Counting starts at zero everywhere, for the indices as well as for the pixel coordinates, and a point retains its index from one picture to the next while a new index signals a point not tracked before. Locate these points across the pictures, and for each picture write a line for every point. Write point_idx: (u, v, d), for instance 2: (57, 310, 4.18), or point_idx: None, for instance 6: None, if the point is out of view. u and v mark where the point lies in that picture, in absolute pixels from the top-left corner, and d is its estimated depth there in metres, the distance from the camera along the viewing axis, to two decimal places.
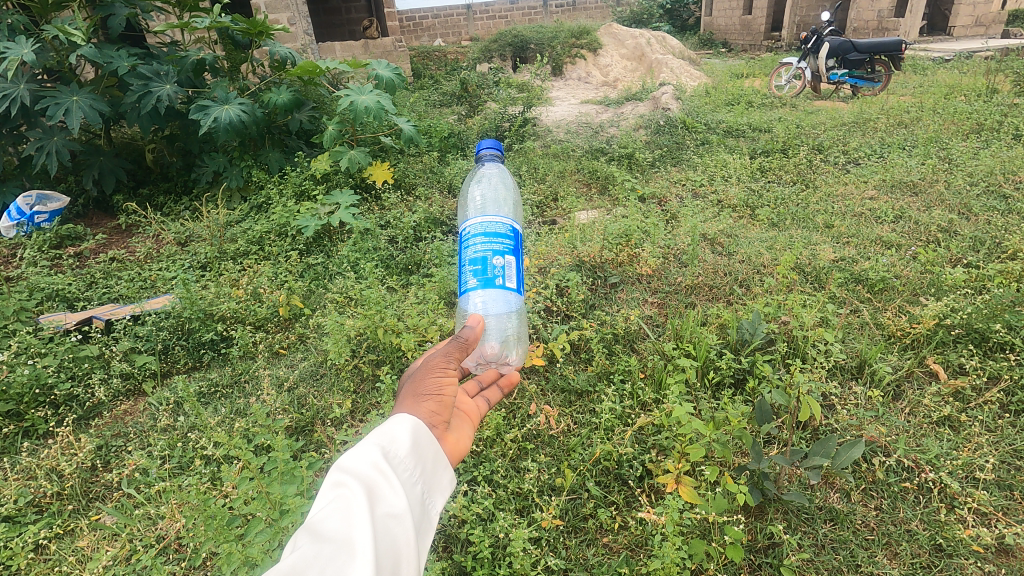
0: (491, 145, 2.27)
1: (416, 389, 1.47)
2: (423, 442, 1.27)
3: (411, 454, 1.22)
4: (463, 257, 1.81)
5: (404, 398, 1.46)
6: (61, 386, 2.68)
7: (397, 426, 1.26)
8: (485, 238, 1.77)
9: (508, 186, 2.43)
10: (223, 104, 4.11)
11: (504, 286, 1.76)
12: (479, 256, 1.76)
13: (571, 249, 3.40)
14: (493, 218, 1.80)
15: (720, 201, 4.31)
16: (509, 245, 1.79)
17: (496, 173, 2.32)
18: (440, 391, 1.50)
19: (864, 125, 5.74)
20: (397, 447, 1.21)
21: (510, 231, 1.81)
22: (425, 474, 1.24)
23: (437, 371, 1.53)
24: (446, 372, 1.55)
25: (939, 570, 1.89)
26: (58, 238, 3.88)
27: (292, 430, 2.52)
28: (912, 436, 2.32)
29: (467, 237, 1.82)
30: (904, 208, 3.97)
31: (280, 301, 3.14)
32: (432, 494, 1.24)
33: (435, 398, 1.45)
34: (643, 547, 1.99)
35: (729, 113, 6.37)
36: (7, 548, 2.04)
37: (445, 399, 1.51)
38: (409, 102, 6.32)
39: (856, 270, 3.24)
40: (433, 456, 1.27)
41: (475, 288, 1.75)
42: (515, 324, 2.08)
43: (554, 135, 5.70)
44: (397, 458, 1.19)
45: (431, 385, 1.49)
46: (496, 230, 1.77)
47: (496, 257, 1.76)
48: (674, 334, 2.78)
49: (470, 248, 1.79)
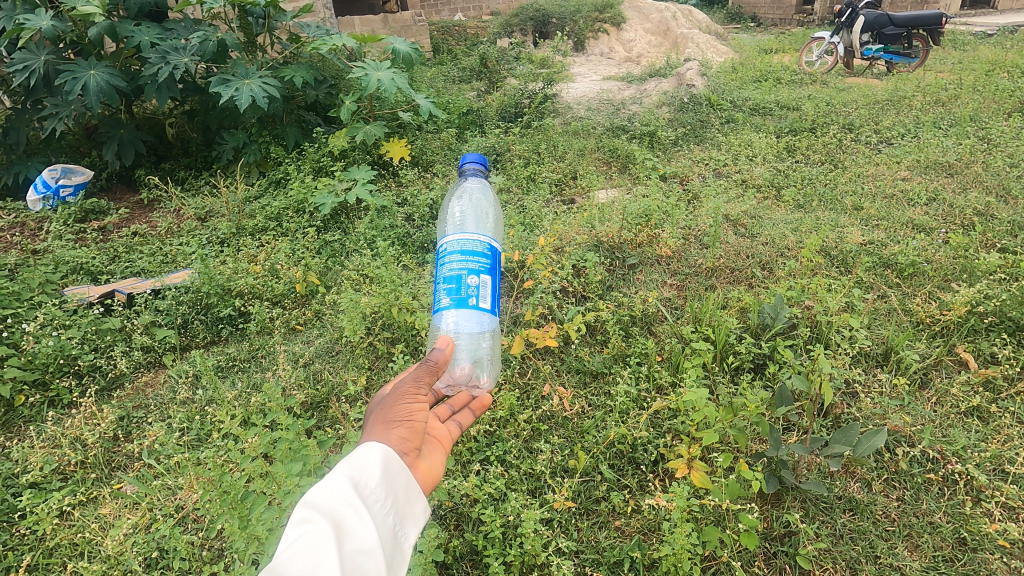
0: (476, 161, 2.45)
1: (386, 415, 1.46)
2: (394, 471, 1.26)
3: (381, 484, 1.22)
4: (439, 274, 1.87)
5: (373, 425, 1.44)
6: (85, 357, 2.73)
7: (368, 456, 1.26)
8: (461, 256, 1.82)
9: (494, 199, 2.57)
10: (242, 79, 4.08)
11: (478, 307, 1.80)
12: (455, 274, 1.82)
13: (589, 229, 3.32)
14: (471, 236, 1.86)
15: (744, 180, 4.18)
16: (485, 264, 1.85)
17: (478, 187, 2.44)
18: (410, 417, 1.49)
19: (899, 102, 5.51)
20: (367, 477, 1.21)
21: (486, 252, 1.86)
22: (397, 504, 1.23)
23: (406, 397, 1.53)
24: (416, 398, 1.54)
25: (962, 563, 1.84)
26: (82, 212, 3.93)
27: (307, 405, 2.54)
28: (939, 426, 2.25)
29: (444, 255, 1.88)
30: (938, 190, 3.82)
31: (296, 277, 3.14)
32: (405, 524, 1.23)
33: (405, 424, 1.44)
34: (656, 531, 1.97)
35: (756, 90, 6.16)
36: (34, 513, 2.11)
37: (415, 425, 1.50)
38: (427, 77, 6.23)
39: (885, 254, 3.13)
40: (405, 484, 1.27)
41: (448, 306, 1.80)
42: (488, 345, 2.09)
43: (574, 112, 5.58)
44: (368, 489, 1.19)
45: (400, 412, 1.48)
46: (473, 249, 1.83)
47: (471, 276, 1.81)
48: (693, 317, 2.72)
49: (446, 265, 1.85)
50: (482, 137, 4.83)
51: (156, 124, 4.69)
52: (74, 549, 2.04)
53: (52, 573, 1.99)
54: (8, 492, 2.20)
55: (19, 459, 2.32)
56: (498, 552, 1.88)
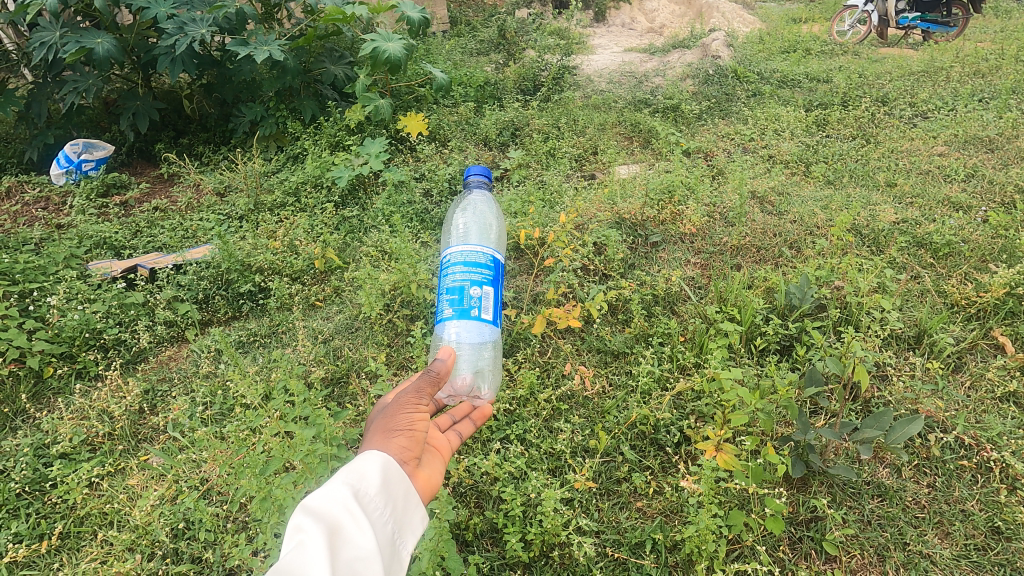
0: (481, 173, 2.58)
1: (388, 424, 1.47)
2: (393, 479, 1.27)
3: (381, 492, 1.23)
4: (443, 285, 2.02)
5: (374, 434, 1.45)
6: (109, 331, 2.77)
7: (367, 463, 1.27)
8: (464, 267, 1.97)
9: (495, 211, 2.74)
10: (259, 46, 4.01)
11: (479, 317, 1.95)
12: (458, 285, 1.97)
13: (611, 206, 3.24)
14: (474, 249, 2.01)
15: (771, 155, 4.04)
16: (486, 277, 1.99)
17: (482, 199, 2.65)
18: (412, 426, 1.50)
19: (936, 73, 5.26)
20: (367, 485, 1.22)
21: (489, 262, 2.01)
22: (396, 513, 1.24)
23: (408, 407, 1.54)
24: (418, 408, 1.55)
25: (994, 553, 1.82)
26: (104, 186, 3.94)
27: (327, 381, 2.55)
28: (973, 412, 2.19)
29: (448, 266, 2.03)
30: (977, 166, 3.67)
31: (315, 254, 3.13)
32: (403, 533, 1.24)
33: (406, 433, 1.45)
34: (678, 513, 1.96)
35: (785, 61, 5.92)
36: (65, 483, 2.16)
37: (417, 434, 1.50)
38: (444, 48, 6.09)
39: (919, 233, 3.01)
40: (403, 493, 1.28)
41: (451, 316, 1.95)
42: (490, 356, 2.17)
43: (595, 85, 5.42)
44: (367, 497, 1.20)
45: (402, 421, 1.49)
46: (475, 260, 1.98)
47: (474, 288, 1.96)
48: (717, 296, 2.66)
49: (450, 277, 2.00)
50: (501, 110, 4.71)
51: (175, 98, 4.67)
52: (104, 518, 2.09)
53: (84, 540, 2.05)
54: (39, 462, 2.25)
55: (49, 429, 2.37)
56: (519, 530, 1.88)
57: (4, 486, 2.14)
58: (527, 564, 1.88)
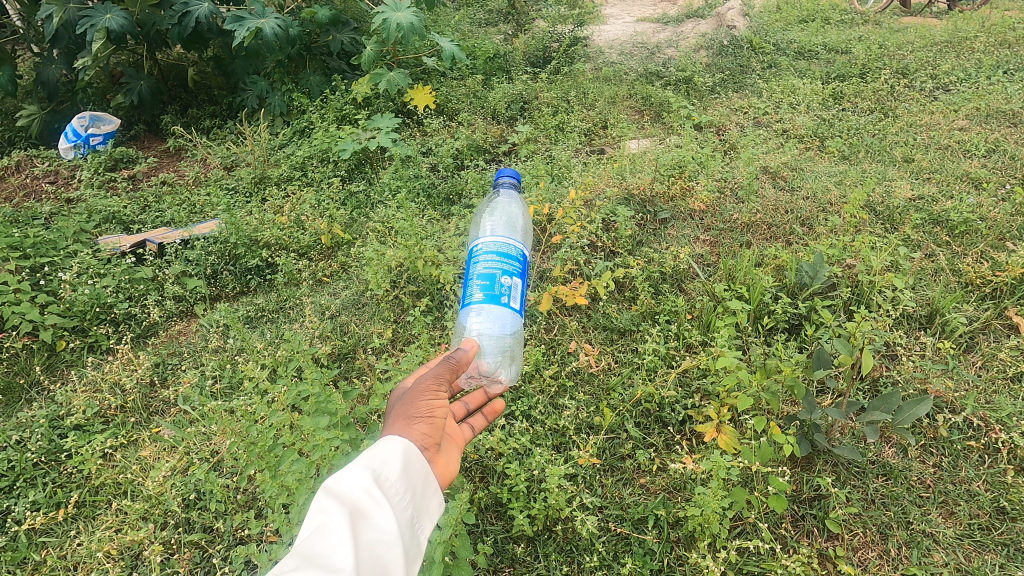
0: (511, 174, 2.52)
1: (408, 411, 1.48)
2: (413, 465, 1.28)
3: (402, 478, 1.23)
4: (471, 271, 1.90)
5: (395, 420, 1.46)
6: (120, 305, 2.79)
7: (388, 449, 1.27)
8: (498, 256, 1.87)
9: (525, 211, 2.67)
10: (258, 18, 3.94)
11: (509, 305, 1.85)
12: (488, 272, 1.86)
13: (619, 181, 3.18)
14: (506, 240, 1.91)
15: (785, 130, 3.95)
16: (518, 267, 1.90)
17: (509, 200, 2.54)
18: (432, 413, 1.51)
19: (960, 44, 5.07)
20: (388, 470, 1.22)
21: (520, 254, 1.92)
22: (416, 499, 1.25)
23: (428, 393, 1.55)
24: (437, 394, 1.56)
25: (998, 532, 1.82)
26: (112, 160, 3.93)
27: (334, 356, 2.57)
28: (983, 392, 2.17)
29: (477, 254, 1.92)
30: (998, 141, 3.57)
31: (321, 229, 3.12)
32: (422, 518, 1.25)
33: (427, 420, 1.47)
34: (681, 490, 1.98)
35: (802, 31, 5.73)
36: (79, 453, 2.21)
37: (437, 420, 1.51)
38: (452, 18, 5.96)
39: (935, 210, 2.94)
40: (422, 478, 1.29)
41: (479, 300, 1.84)
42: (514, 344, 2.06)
43: (607, 56, 5.28)
44: (388, 482, 1.20)
45: (423, 407, 1.50)
46: (508, 251, 1.88)
47: (505, 277, 1.86)
48: (726, 274, 2.63)
49: (479, 264, 1.89)
50: (509, 82, 4.62)
51: (180, 71, 4.62)
52: (118, 488, 2.15)
53: (99, 509, 2.10)
54: (54, 433, 2.30)
55: (63, 401, 2.41)
56: (523, 505, 1.91)
57: (21, 456, 2.19)
58: (531, 537, 1.92)
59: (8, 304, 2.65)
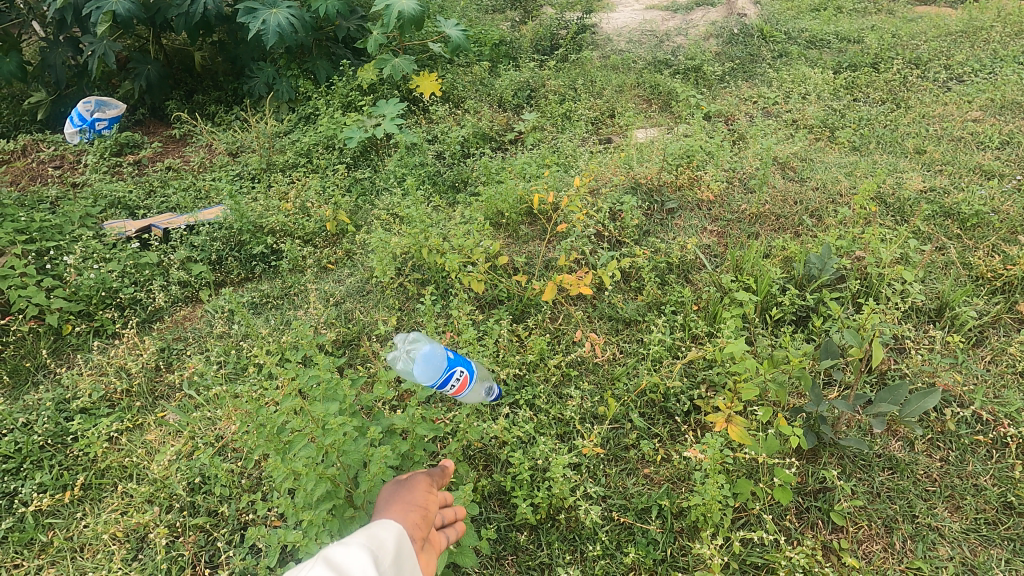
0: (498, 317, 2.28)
1: (407, 498, 1.46)
2: (405, 559, 1.27)
3: (393, 565, 1.22)
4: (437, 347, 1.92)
5: (391, 505, 1.44)
6: (125, 290, 2.79)
7: (386, 531, 1.29)
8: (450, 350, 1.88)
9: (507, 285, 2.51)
10: (269, 8, 3.93)
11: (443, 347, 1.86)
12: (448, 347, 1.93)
13: (627, 170, 3.16)
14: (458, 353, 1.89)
15: (794, 120, 3.90)
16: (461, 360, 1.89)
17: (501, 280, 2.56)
18: (429, 505, 1.47)
19: (975, 34, 4.98)
20: (383, 553, 1.23)
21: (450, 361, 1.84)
22: None
23: (426, 488, 1.52)
24: (433, 493, 1.53)
25: (1004, 527, 1.81)
26: (117, 145, 3.92)
27: (339, 343, 2.57)
28: (991, 386, 2.15)
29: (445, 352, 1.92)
30: (1012, 133, 3.51)
31: (327, 216, 3.11)
32: None
33: (422, 511, 1.42)
34: (685, 481, 1.98)
35: (814, 20, 5.64)
36: (85, 437, 2.22)
37: (430, 516, 1.46)
38: (458, 3, 5.89)
39: (947, 203, 2.90)
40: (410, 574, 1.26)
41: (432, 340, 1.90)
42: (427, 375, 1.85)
43: (615, 44, 5.21)
44: (381, 564, 1.20)
45: (421, 499, 1.47)
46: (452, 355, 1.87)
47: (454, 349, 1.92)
48: (733, 265, 2.61)
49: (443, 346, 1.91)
50: (516, 70, 4.57)
51: (186, 56, 4.59)
52: (124, 471, 2.16)
53: (105, 491, 2.12)
54: (60, 416, 2.31)
55: (69, 384, 2.43)
56: (526, 494, 1.92)
57: (28, 438, 2.20)
58: (534, 526, 1.92)
59: (14, 288, 2.66)
